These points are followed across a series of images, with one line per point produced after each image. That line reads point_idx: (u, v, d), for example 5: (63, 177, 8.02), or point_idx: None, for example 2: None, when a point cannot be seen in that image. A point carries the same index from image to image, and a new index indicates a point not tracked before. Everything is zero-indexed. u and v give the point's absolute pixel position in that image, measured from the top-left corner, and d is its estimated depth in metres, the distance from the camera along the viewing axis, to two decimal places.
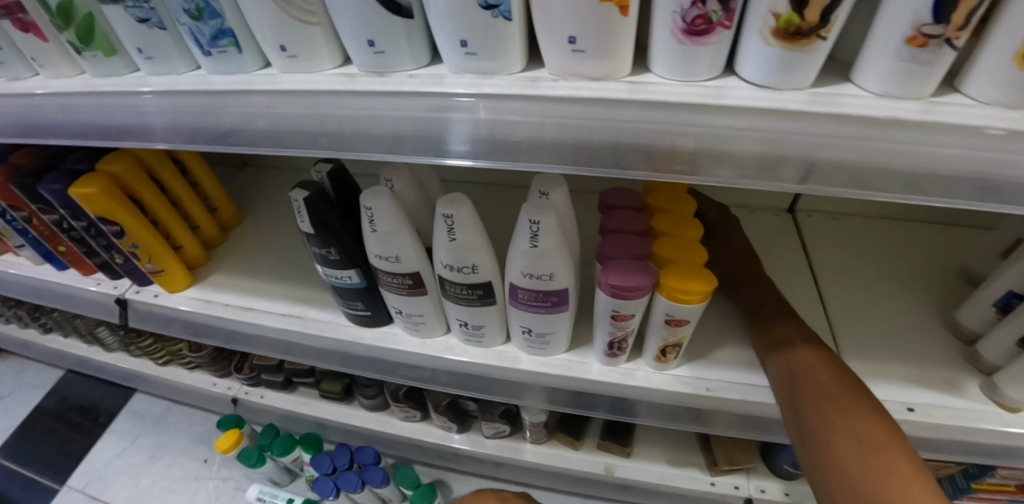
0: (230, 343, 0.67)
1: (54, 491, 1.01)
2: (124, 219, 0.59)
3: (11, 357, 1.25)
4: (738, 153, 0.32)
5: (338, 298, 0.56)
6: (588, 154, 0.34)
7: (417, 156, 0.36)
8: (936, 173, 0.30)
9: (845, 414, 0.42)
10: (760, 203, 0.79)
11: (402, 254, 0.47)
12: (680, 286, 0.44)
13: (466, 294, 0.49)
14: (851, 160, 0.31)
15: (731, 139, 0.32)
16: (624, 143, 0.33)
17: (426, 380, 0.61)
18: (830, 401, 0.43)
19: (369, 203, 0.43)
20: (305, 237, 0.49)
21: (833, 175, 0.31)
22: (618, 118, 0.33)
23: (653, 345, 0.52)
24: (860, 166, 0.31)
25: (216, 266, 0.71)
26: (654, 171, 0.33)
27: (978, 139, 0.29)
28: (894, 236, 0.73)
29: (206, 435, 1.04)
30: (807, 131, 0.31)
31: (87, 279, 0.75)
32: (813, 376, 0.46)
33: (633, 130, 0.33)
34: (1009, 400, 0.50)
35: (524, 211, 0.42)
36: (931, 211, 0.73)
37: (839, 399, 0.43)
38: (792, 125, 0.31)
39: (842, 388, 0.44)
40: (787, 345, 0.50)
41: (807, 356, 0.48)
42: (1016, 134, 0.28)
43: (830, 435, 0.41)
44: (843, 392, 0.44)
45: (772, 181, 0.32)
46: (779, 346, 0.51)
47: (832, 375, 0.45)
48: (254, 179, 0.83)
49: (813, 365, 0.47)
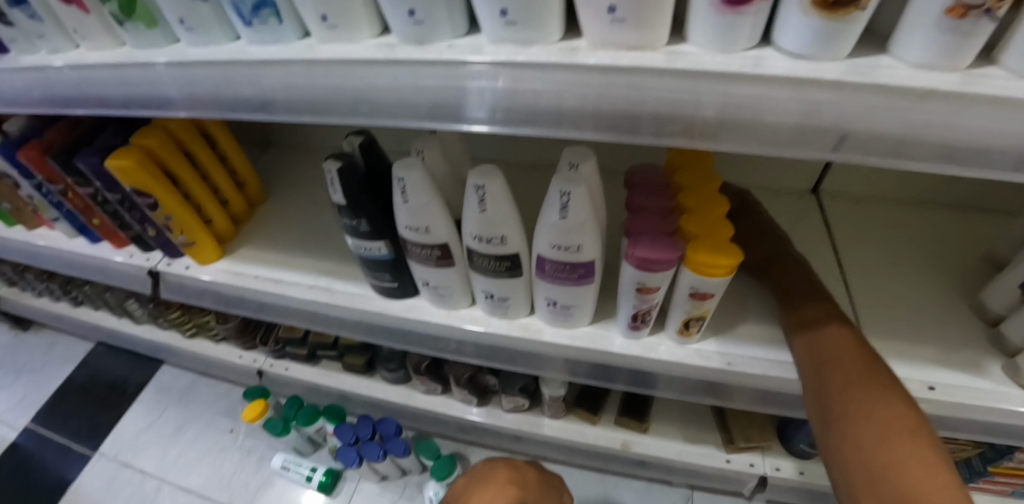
0: (261, 313, 0.69)
1: (87, 457, 1.05)
2: (157, 191, 0.61)
3: (42, 329, 1.29)
4: (775, 123, 0.32)
5: (366, 269, 0.58)
6: (623, 122, 0.34)
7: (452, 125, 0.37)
8: (979, 146, 0.30)
9: (872, 402, 0.43)
10: (785, 183, 0.77)
11: (432, 225, 0.48)
12: (709, 260, 0.46)
13: (494, 266, 0.50)
14: (892, 135, 0.31)
15: (766, 109, 0.32)
16: (663, 111, 0.33)
17: (451, 351, 0.62)
18: (859, 389, 0.44)
19: (402, 173, 0.44)
20: (336, 208, 0.50)
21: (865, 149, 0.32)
22: (653, 89, 0.33)
23: (675, 318, 0.53)
24: (896, 138, 0.31)
25: (245, 240, 0.72)
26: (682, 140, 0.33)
27: None
28: (918, 220, 0.73)
29: (231, 407, 1.07)
30: (846, 101, 0.31)
31: (118, 252, 0.77)
32: (841, 360, 0.47)
33: (669, 101, 0.33)
34: None
35: (554, 182, 0.43)
36: (958, 195, 0.73)
37: (867, 387, 0.44)
38: (827, 96, 0.31)
39: (872, 375, 0.45)
40: (817, 324, 0.51)
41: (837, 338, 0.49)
42: None
43: (855, 420, 0.43)
44: (871, 379, 0.45)
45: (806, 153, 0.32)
46: (812, 325, 0.51)
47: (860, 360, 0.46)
48: (278, 157, 0.85)
49: (842, 348, 0.48)
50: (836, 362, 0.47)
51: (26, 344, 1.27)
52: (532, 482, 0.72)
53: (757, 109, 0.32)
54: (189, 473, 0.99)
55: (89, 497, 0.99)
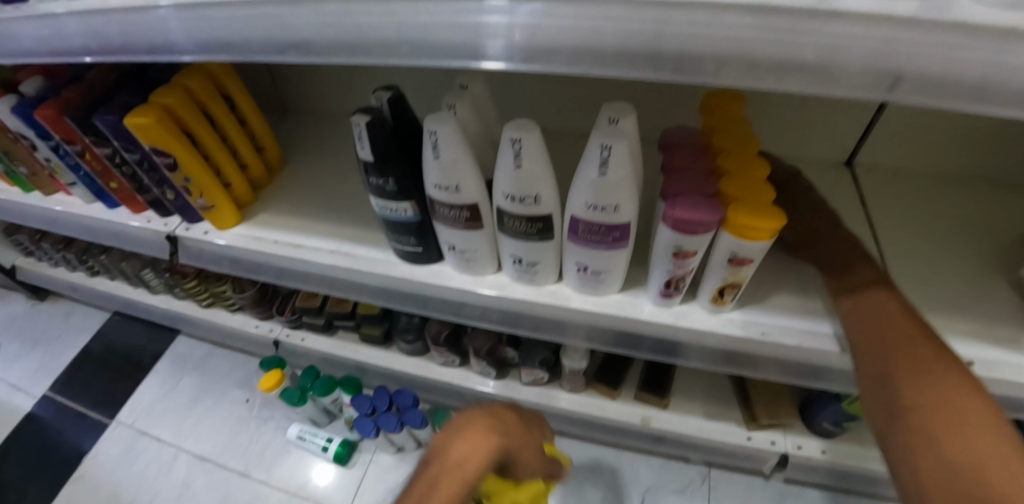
0: (280, 279, 0.69)
1: (104, 424, 1.06)
2: (177, 151, 0.59)
3: (59, 299, 1.29)
4: (855, 68, 0.28)
5: (390, 232, 0.56)
6: (689, 62, 0.30)
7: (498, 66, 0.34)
8: None
9: (938, 383, 0.38)
10: (818, 154, 0.74)
11: (463, 183, 0.46)
12: (751, 222, 0.44)
13: (525, 228, 0.48)
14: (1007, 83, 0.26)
15: (849, 46, 0.27)
16: (725, 52, 0.29)
17: (475, 318, 0.61)
18: (921, 368, 0.39)
19: (434, 127, 0.42)
20: (363, 165, 0.48)
21: None
22: (729, 26, 0.29)
23: (710, 286, 0.52)
24: (1000, 87, 0.26)
25: (264, 206, 0.71)
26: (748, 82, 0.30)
27: None
28: (956, 196, 0.70)
29: (246, 378, 1.08)
30: (951, 42, 0.26)
31: (137, 217, 0.76)
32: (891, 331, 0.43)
33: (752, 38, 0.28)
34: None
35: (594, 137, 0.41)
36: (1000, 171, 0.70)
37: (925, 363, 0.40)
38: (909, 33, 0.26)
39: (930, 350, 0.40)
40: (864, 287, 0.48)
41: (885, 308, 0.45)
42: None
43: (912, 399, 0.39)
44: (926, 354, 0.40)
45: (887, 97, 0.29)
46: (857, 289, 0.48)
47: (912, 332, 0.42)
48: (296, 124, 0.83)
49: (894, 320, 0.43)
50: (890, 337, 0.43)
51: (44, 312, 1.27)
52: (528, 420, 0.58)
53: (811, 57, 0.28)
54: (206, 442, 1.00)
55: (107, 464, 1.00)
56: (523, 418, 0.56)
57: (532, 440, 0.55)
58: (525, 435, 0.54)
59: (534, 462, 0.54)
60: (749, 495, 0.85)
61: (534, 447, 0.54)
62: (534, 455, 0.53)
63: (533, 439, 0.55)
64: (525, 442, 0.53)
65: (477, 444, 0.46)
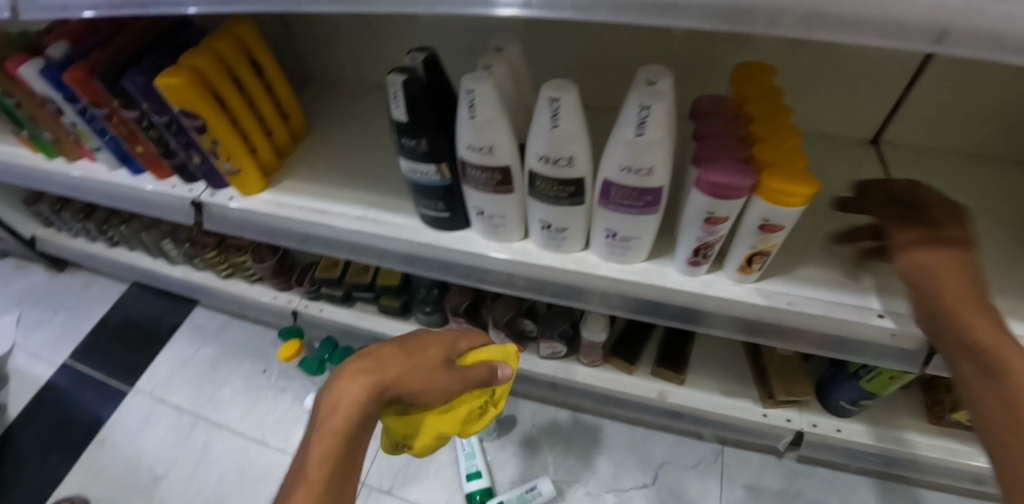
0: (305, 245, 0.69)
1: (124, 392, 1.08)
2: (206, 113, 0.60)
3: (78, 270, 1.31)
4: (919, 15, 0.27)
5: (419, 197, 0.57)
6: (744, 12, 0.29)
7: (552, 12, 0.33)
8: None
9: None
10: (843, 132, 0.73)
11: (496, 145, 0.46)
12: (785, 189, 0.44)
13: (556, 191, 0.49)
14: None
15: None
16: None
17: (501, 285, 0.61)
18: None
19: (471, 86, 0.42)
20: (396, 126, 0.48)
21: None
22: None
23: (738, 255, 0.52)
24: None
25: (289, 173, 0.72)
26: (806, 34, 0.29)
27: None
28: (982, 176, 0.69)
29: (263, 349, 1.09)
30: None
31: (162, 183, 0.77)
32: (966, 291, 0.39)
33: None
34: None
35: (633, 97, 0.41)
36: None
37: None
38: None
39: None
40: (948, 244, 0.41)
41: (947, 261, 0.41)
42: None
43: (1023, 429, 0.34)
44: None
45: None
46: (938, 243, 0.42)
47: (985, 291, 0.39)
48: (317, 94, 0.83)
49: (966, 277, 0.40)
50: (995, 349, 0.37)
51: (63, 283, 1.29)
52: (435, 336, 0.49)
53: (854, 14, 0.27)
54: (224, 410, 1.01)
55: (127, 430, 1.02)
56: (420, 338, 0.48)
57: (430, 361, 0.46)
58: (413, 360, 0.45)
59: (439, 386, 0.46)
60: (761, 472, 0.86)
61: (440, 366, 0.47)
62: (433, 377, 0.45)
63: (434, 360, 0.47)
64: (419, 366, 0.45)
65: (338, 388, 0.41)
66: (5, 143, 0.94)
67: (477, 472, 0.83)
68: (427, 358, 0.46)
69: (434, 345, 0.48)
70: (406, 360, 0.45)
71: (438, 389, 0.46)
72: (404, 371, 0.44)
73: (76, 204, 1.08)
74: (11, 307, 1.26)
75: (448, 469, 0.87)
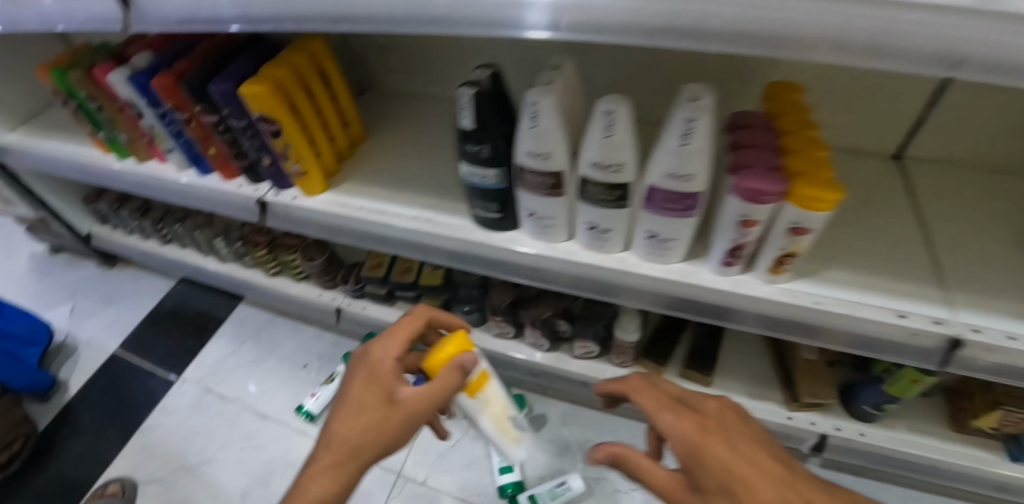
0: (363, 242, 0.75)
1: (171, 381, 1.14)
2: (282, 118, 0.66)
3: (128, 267, 1.39)
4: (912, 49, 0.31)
5: (474, 199, 0.62)
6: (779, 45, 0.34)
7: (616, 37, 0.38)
8: None
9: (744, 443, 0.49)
10: (866, 146, 0.77)
11: (553, 152, 0.51)
12: (811, 194, 0.48)
13: (603, 195, 0.54)
14: None
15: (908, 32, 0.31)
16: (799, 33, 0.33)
17: (547, 281, 0.67)
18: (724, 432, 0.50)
19: (535, 99, 0.48)
20: (463, 134, 0.54)
21: None
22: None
23: (769, 256, 0.57)
24: None
25: (348, 175, 0.78)
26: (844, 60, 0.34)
27: None
28: (1019, 192, 0.71)
29: (303, 343, 1.15)
30: None
31: (228, 182, 0.85)
32: (726, 434, 0.50)
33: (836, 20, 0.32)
34: None
35: (680, 111, 0.46)
36: None
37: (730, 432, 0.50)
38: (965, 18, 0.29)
39: (733, 425, 0.51)
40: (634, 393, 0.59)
41: (682, 399, 0.56)
42: None
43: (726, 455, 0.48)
44: (735, 431, 0.50)
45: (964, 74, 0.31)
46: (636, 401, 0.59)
47: (746, 431, 0.51)
48: (375, 103, 0.90)
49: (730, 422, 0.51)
50: (712, 427, 0.50)
51: (114, 277, 1.37)
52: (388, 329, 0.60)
53: (906, 29, 0.31)
54: (267, 401, 1.07)
55: (175, 415, 1.08)
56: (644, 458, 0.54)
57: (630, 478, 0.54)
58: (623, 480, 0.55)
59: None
60: None
61: (373, 406, 0.53)
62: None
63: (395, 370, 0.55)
64: (359, 402, 0.53)
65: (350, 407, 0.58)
66: (81, 144, 1.02)
67: (509, 466, 0.87)
68: (361, 382, 0.54)
69: (376, 360, 0.56)
70: (359, 396, 0.54)
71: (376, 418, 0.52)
72: (339, 421, 0.53)
73: (134, 203, 1.16)
74: (65, 299, 1.33)
75: (481, 463, 0.92)
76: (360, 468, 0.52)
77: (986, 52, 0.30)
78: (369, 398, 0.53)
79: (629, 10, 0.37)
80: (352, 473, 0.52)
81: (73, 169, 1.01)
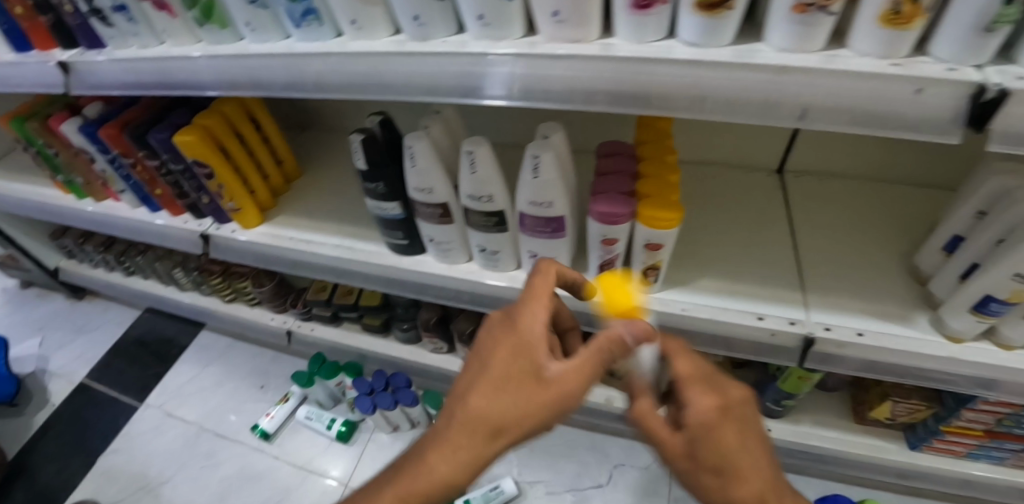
0: (293, 269, 0.82)
1: (135, 407, 1.19)
2: (212, 161, 0.73)
3: (96, 299, 1.45)
4: (675, 92, 0.40)
5: (382, 227, 0.70)
6: (584, 95, 0.42)
7: (453, 95, 0.46)
8: (848, 107, 0.36)
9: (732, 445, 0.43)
10: (752, 163, 0.86)
11: (434, 186, 0.59)
12: (653, 215, 0.56)
13: (484, 221, 0.62)
14: (847, 106, 0.36)
15: (673, 81, 0.39)
16: (587, 86, 0.42)
17: (456, 298, 0.75)
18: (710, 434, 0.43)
19: (411, 143, 0.56)
20: (360, 173, 0.62)
21: (832, 116, 0.37)
22: (611, 57, 0.40)
23: (637, 269, 0.65)
24: (853, 105, 0.36)
25: (283, 208, 0.86)
26: (636, 107, 0.41)
27: (850, 80, 0.35)
28: (882, 197, 0.80)
29: (262, 366, 1.21)
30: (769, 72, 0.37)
31: (176, 218, 0.92)
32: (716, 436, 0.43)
33: (614, 75, 0.41)
34: (952, 331, 0.59)
35: (529, 148, 0.53)
36: (916, 171, 0.79)
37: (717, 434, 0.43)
38: (708, 70, 0.38)
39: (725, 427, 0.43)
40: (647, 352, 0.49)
41: (685, 379, 0.46)
42: (888, 75, 0.35)
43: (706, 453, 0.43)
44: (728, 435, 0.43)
45: (771, 120, 0.38)
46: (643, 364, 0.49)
47: (739, 431, 0.43)
48: (313, 139, 0.99)
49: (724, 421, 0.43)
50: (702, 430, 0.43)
51: (82, 310, 1.43)
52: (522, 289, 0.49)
53: (663, 82, 0.40)
54: (226, 422, 1.13)
55: (139, 439, 1.13)
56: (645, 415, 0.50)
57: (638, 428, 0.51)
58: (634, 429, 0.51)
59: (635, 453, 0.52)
60: None
61: (525, 385, 0.44)
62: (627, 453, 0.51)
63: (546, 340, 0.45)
64: (505, 378, 0.44)
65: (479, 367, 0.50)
66: (43, 186, 1.09)
67: None
68: (505, 351, 0.45)
69: (519, 325, 0.46)
70: (503, 370, 0.45)
71: (528, 401, 0.44)
72: (480, 392, 0.45)
73: (98, 238, 1.23)
74: (34, 332, 1.39)
75: None
76: (495, 446, 0.45)
77: (720, 90, 0.39)
78: (517, 375, 0.44)
79: (461, 72, 0.45)
80: (491, 453, 0.45)
81: (36, 209, 1.08)
